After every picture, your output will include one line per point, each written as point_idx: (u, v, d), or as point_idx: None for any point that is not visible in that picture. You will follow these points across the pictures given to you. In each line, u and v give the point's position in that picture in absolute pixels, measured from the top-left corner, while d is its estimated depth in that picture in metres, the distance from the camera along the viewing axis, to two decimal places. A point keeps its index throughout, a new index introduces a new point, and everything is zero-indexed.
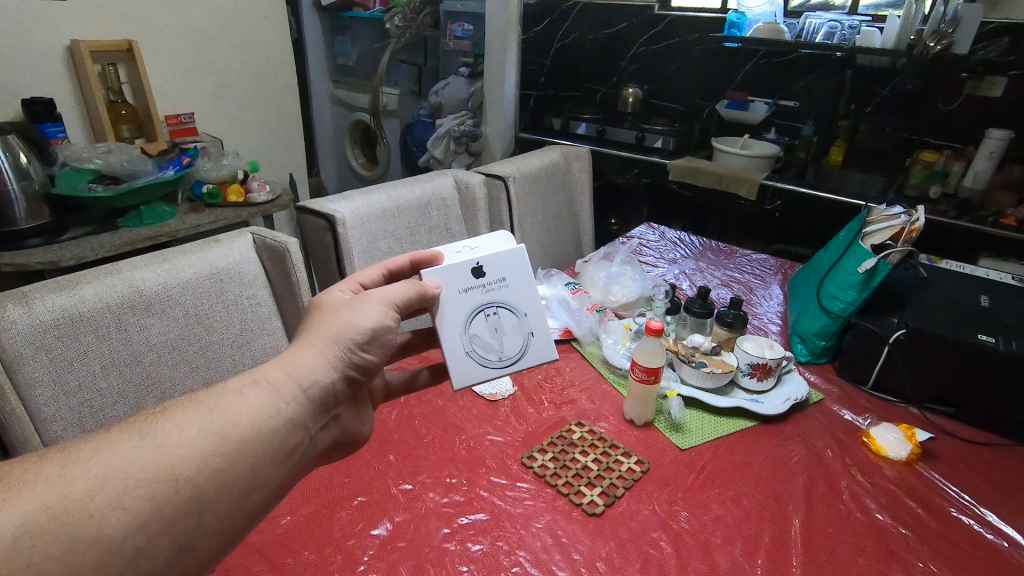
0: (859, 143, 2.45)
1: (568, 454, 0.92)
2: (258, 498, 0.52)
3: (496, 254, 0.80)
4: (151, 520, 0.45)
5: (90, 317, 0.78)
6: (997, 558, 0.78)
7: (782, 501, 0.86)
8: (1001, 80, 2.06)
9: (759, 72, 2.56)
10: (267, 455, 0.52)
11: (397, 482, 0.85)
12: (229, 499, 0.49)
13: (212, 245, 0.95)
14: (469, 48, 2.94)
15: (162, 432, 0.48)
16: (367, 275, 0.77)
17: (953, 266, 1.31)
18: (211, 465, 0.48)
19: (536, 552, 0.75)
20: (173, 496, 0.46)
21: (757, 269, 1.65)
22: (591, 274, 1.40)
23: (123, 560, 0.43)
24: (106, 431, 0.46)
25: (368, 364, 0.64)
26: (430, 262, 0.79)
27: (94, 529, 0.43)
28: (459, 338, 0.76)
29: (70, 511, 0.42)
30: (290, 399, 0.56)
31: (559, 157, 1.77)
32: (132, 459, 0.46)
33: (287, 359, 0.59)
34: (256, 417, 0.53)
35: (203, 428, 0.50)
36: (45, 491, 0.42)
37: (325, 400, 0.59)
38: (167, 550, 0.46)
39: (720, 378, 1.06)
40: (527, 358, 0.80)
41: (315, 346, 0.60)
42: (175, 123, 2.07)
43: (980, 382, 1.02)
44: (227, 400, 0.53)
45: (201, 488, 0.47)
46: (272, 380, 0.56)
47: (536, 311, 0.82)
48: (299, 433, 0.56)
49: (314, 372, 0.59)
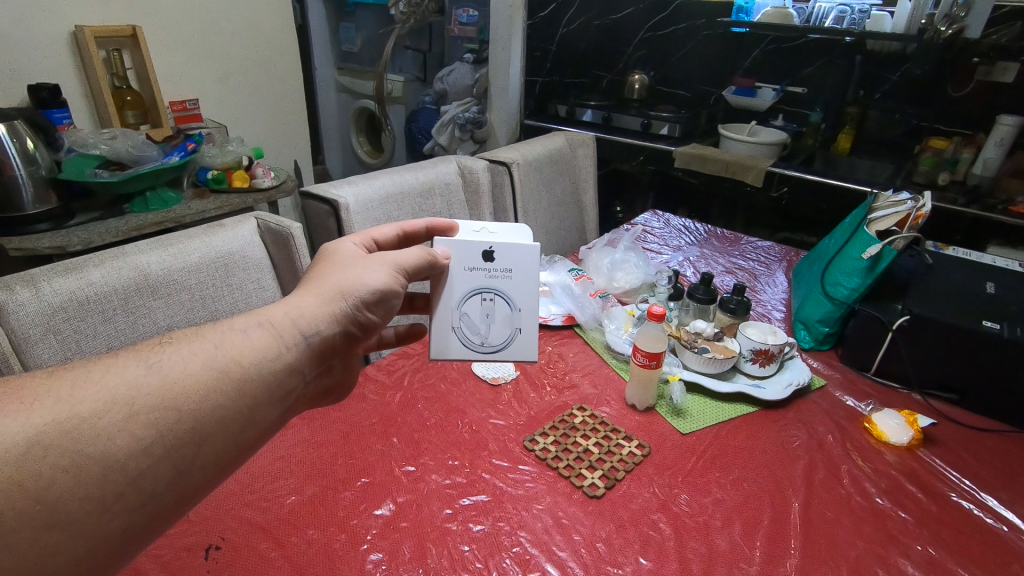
0: (867, 130, 2.42)
1: (570, 438, 0.93)
2: (254, 434, 0.53)
3: (511, 243, 0.78)
4: (155, 444, 0.46)
5: (98, 299, 0.79)
6: (995, 542, 0.79)
7: (782, 485, 0.86)
8: (1013, 65, 2.03)
9: (767, 58, 2.54)
10: (264, 394, 0.54)
11: (400, 463, 0.86)
12: (229, 432, 0.51)
13: (217, 229, 0.95)
14: (474, 35, 2.95)
15: (167, 360, 0.50)
16: (382, 232, 0.79)
17: (960, 253, 1.30)
18: (214, 398, 0.50)
19: (537, 533, 0.76)
20: (177, 424, 0.47)
21: (762, 255, 1.64)
22: (594, 260, 1.39)
23: (126, 480, 0.45)
24: (114, 355, 0.48)
25: (370, 322, 0.67)
26: (446, 231, 0.81)
27: (99, 448, 0.44)
28: (450, 313, 0.77)
29: (80, 431, 0.44)
30: (292, 343, 0.58)
31: (564, 143, 1.77)
32: (138, 383, 0.47)
33: (291, 304, 0.60)
34: (257, 358, 0.54)
35: (206, 361, 0.51)
36: (54, 408, 0.44)
37: (322, 349, 0.61)
38: (168, 476, 0.47)
39: (723, 363, 1.06)
40: (510, 351, 0.79)
41: (319, 295, 0.62)
42: (181, 109, 2.08)
43: (984, 369, 1.02)
44: (229, 337, 0.55)
45: (203, 418, 0.49)
46: (276, 323, 0.57)
47: (533, 309, 0.80)
48: (296, 377, 0.57)
49: (319, 322, 0.61)
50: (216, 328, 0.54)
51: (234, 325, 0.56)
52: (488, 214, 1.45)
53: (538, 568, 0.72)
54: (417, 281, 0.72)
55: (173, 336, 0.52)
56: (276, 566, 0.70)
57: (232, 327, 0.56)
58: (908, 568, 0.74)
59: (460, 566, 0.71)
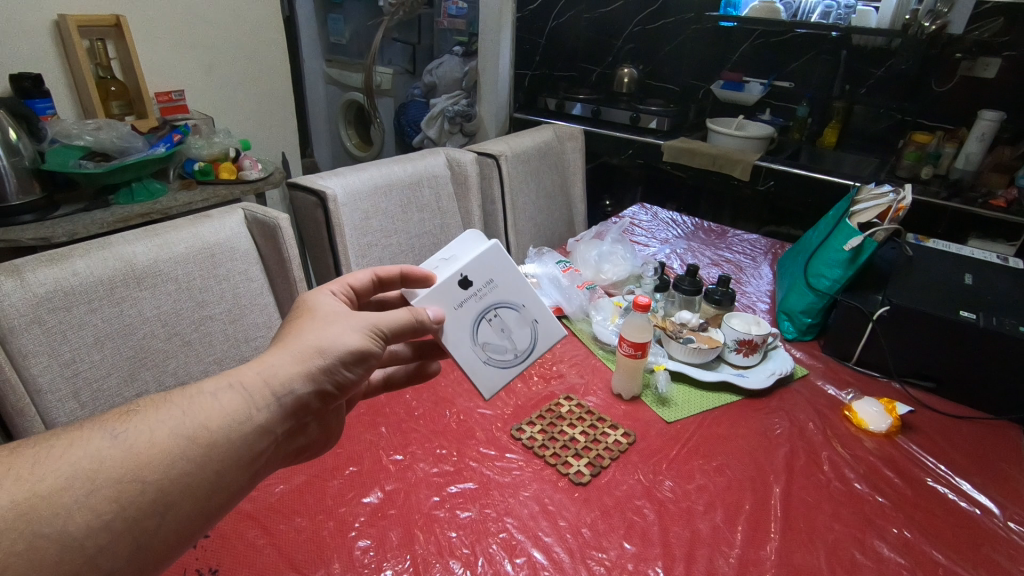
0: (852, 125, 2.45)
1: (557, 426, 0.94)
2: (221, 501, 0.50)
3: (474, 259, 0.72)
4: (116, 520, 0.44)
5: (83, 288, 0.78)
6: (969, 525, 0.81)
7: (764, 471, 0.88)
8: (995, 61, 2.07)
9: (755, 52, 2.56)
10: (235, 460, 0.51)
11: (388, 452, 0.87)
12: (198, 499, 0.48)
13: (204, 220, 0.95)
14: (464, 27, 2.91)
15: (133, 431, 0.47)
16: (357, 277, 0.72)
17: (940, 245, 1.32)
18: (180, 466, 0.47)
19: (523, 519, 0.78)
20: (139, 498, 0.45)
21: (748, 249, 1.66)
22: (582, 252, 1.40)
23: (85, 558, 0.42)
24: (78, 427, 0.45)
25: (346, 381, 0.60)
26: (422, 281, 0.71)
27: (58, 527, 0.41)
28: (472, 352, 0.71)
29: (39, 510, 0.41)
30: (265, 405, 0.54)
31: (553, 136, 1.78)
32: (100, 457, 0.44)
33: (265, 363, 0.56)
34: (227, 421, 0.51)
35: (174, 430, 0.48)
36: (12, 487, 0.41)
37: (298, 409, 0.57)
38: (129, 550, 0.45)
39: (707, 353, 1.08)
40: (541, 346, 0.76)
41: (294, 355, 0.57)
42: (166, 100, 2.03)
43: (960, 358, 1.04)
44: (200, 401, 0.51)
45: (169, 488, 0.47)
46: (247, 385, 0.53)
47: (533, 298, 0.76)
48: (269, 441, 0.54)
49: (291, 381, 0.56)
50: (185, 393, 0.51)
51: (205, 387, 0.53)
52: (477, 207, 1.45)
53: (524, 553, 0.73)
54: (398, 343, 0.64)
55: (140, 402, 0.49)
56: (265, 554, 0.70)
57: (203, 391, 0.52)
58: (884, 550, 0.77)
59: (447, 551, 0.72)
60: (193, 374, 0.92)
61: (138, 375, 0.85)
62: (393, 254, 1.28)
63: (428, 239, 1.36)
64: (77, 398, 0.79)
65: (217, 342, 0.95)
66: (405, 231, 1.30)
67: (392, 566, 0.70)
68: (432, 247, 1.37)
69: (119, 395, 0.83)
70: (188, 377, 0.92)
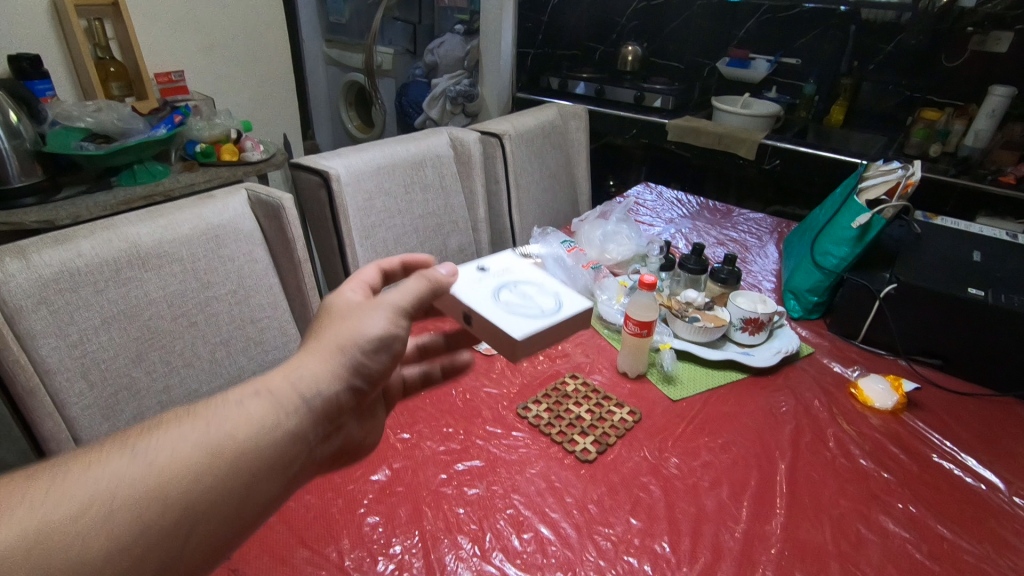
0: (860, 103, 2.41)
1: (563, 405, 0.94)
2: (252, 514, 0.49)
3: (494, 256, 0.83)
4: (139, 541, 0.42)
5: (89, 269, 0.78)
6: (975, 500, 0.81)
7: (769, 448, 0.89)
8: (1007, 35, 2.04)
9: (762, 28, 2.51)
10: (263, 470, 0.49)
11: (395, 431, 0.88)
12: (223, 514, 0.46)
13: (207, 200, 0.95)
14: (466, 6, 2.87)
15: (157, 444, 0.45)
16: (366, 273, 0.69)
17: (949, 222, 1.31)
18: (205, 480, 0.46)
19: (530, 496, 0.78)
20: (164, 516, 0.43)
21: (754, 227, 1.65)
22: (586, 232, 1.38)
23: None
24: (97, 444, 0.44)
25: (374, 373, 0.59)
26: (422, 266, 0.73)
27: (79, 552, 0.40)
28: (493, 308, 0.69)
29: (57, 535, 0.40)
30: (292, 410, 0.52)
31: (557, 114, 1.75)
32: (121, 477, 0.43)
33: (290, 367, 0.55)
34: (254, 429, 0.50)
35: (198, 441, 0.47)
36: (30, 512, 0.39)
37: (327, 411, 0.55)
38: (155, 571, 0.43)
39: (713, 332, 1.08)
40: (570, 309, 0.70)
41: (318, 354, 0.56)
42: (166, 81, 2.04)
43: (968, 335, 1.04)
44: (224, 410, 0.50)
45: (194, 504, 0.45)
46: (273, 391, 0.52)
47: (556, 281, 0.77)
48: (298, 447, 0.52)
49: (318, 383, 0.55)
50: (211, 402, 0.50)
51: (231, 394, 0.51)
52: (480, 186, 1.44)
53: (532, 529, 0.74)
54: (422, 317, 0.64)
55: (164, 414, 0.48)
56: (276, 530, 0.71)
57: (228, 399, 0.51)
58: (889, 525, 0.77)
59: (454, 527, 0.73)
60: (200, 356, 0.92)
61: (146, 356, 0.85)
62: (396, 235, 1.27)
63: (432, 220, 1.35)
64: (86, 379, 0.80)
65: (224, 324, 0.95)
66: (409, 212, 1.29)
67: (401, 542, 0.71)
68: (436, 227, 1.36)
69: (128, 376, 0.84)
70: (196, 359, 0.91)
